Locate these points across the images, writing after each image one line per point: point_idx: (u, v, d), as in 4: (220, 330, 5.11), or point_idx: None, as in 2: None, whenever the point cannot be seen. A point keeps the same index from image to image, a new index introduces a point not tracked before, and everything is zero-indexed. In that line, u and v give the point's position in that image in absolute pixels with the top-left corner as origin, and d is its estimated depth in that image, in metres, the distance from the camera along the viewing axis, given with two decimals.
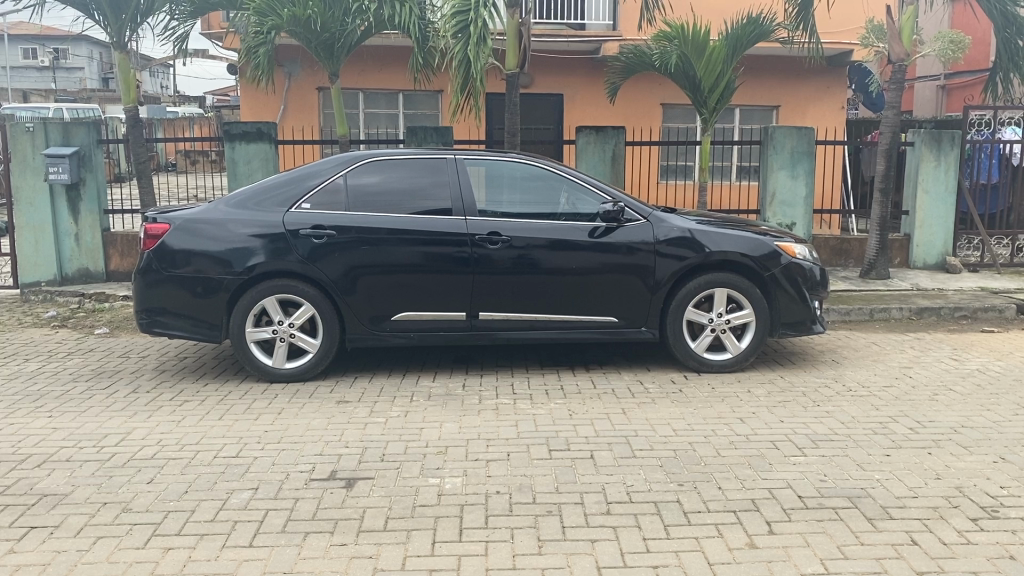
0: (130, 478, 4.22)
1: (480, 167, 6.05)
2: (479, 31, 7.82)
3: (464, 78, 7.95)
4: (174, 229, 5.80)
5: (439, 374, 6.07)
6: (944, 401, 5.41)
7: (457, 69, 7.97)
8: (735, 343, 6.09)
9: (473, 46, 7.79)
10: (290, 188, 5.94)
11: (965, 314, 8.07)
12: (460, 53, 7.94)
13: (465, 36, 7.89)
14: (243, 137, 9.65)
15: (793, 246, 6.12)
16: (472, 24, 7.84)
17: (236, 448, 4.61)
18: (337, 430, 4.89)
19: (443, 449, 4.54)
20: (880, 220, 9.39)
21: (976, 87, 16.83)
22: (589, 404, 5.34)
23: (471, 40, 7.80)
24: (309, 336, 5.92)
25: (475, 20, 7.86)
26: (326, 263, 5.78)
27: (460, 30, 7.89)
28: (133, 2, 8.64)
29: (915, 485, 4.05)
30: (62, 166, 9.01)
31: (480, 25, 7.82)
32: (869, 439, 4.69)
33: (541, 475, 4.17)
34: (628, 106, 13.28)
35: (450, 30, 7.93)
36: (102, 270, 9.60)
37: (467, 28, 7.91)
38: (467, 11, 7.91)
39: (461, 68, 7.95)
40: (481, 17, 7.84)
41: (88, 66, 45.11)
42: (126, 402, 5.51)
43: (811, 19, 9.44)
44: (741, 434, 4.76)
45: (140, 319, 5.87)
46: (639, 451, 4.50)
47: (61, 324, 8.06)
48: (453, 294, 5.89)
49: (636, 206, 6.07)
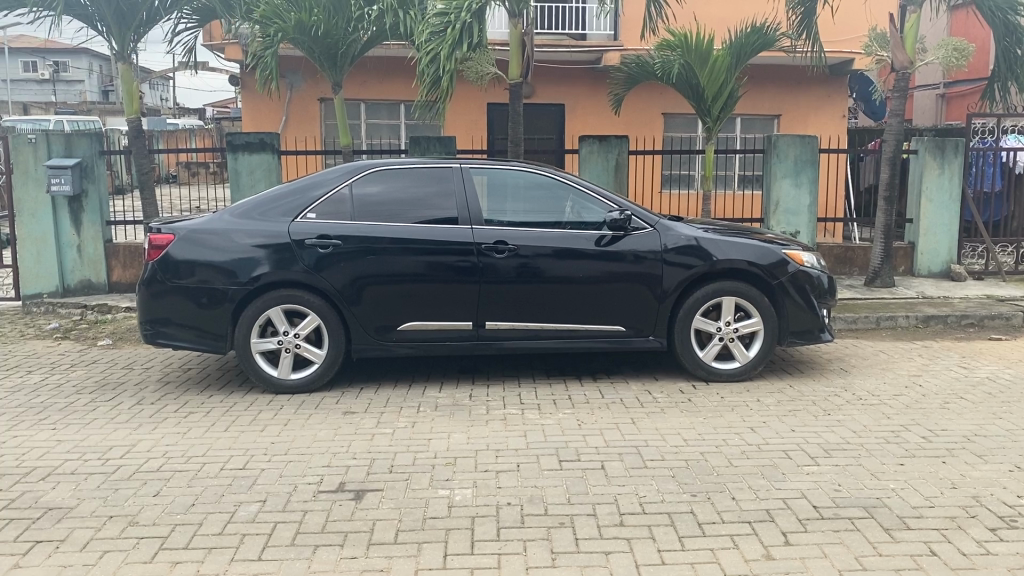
0: (136, 490, 4.17)
1: (483, 176, 6.03)
2: (457, 34, 7.67)
3: (433, 77, 7.83)
4: (178, 240, 5.77)
5: (446, 384, 6.02)
6: (955, 409, 5.36)
7: (427, 67, 7.84)
8: (743, 351, 6.06)
9: (446, 49, 7.66)
10: (294, 198, 5.91)
11: (971, 322, 8.02)
12: (433, 51, 7.79)
13: (443, 36, 7.75)
14: (245, 148, 9.62)
15: (800, 255, 6.09)
16: (452, 25, 7.70)
17: (242, 460, 4.57)
18: (344, 441, 4.84)
19: (451, 460, 4.48)
20: (884, 229, 9.32)
21: (975, 95, 16.87)
22: (597, 414, 5.29)
23: (445, 42, 7.66)
24: (314, 347, 5.87)
25: (455, 23, 7.72)
26: (331, 273, 5.75)
27: (439, 30, 7.77)
28: (137, 14, 8.62)
29: (931, 495, 4.00)
30: (64, 177, 8.99)
31: (459, 29, 7.66)
32: (883, 448, 4.64)
33: (551, 486, 4.12)
34: (631, 115, 13.26)
35: (431, 27, 7.82)
36: (104, 282, 9.56)
37: (447, 29, 7.78)
38: (450, 13, 7.78)
39: (431, 64, 7.80)
40: (461, 21, 7.69)
41: (87, 78, 45.17)
42: (130, 414, 5.46)
43: (815, 27, 9.46)
44: (752, 444, 4.71)
45: (144, 330, 5.82)
46: (650, 461, 4.45)
47: (63, 336, 8.01)
48: (458, 303, 5.86)
49: (642, 215, 6.03)
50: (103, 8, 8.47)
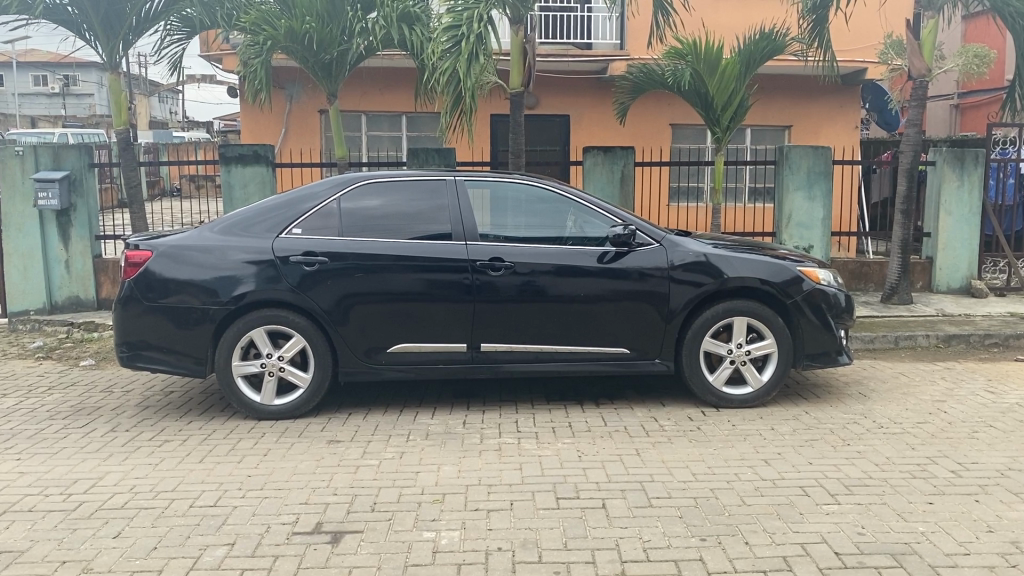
0: (95, 531, 3.83)
1: (483, 189, 5.71)
2: (472, 46, 7.37)
3: (455, 96, 7.56)
4: (157, 256, 5.45)
5: (439, 410, 5.67)
6: (985, 440, 4.98)
7: (447, 86, 7.56)
8: (756, 375, 5.70)
9: (462, 65, 7.36)
10: (281, 212, 5.59)
11: (996, 341, 7.64)
12: (449, 69, 7.49)
13: (456, 51, 7.45)
14: (238, 160, 9.33)
15: (816, 272, 5.74)
16: (464, 39, 7.39)
17: (215, 495, 4.23)
18: (325, 475, 4.48)
19: (439, 497, 4.14)
20: (901, 243, 8.95)
21: (993, 106, 16.44)
22: (600, 444, 4.93)
23: (460, 58, 7.36)
24: (299, 370, 5.54)
25: (467, 35, 7.42)
26: (318, 292, 5.42)
27: (451, 45, 7.46)
28: (126, 20, 8.33)
29: (965, 540, 3.63)
30: (51, 191, 8.71)
31: (473, 40, 7.37)
32: (908, 484, 4.26)
33: (547, 529, 3.76)
34: (639, 125, 12.97)
35: (441, 45, 7.49)
36: (93, 298, 9.25)
37: (459, 42, 7.46)
38: (460, 26, 7.47)
39: (450, 83, 7.52)
40: (473, 32, 7.39)
41: (97, 91, 45.30)
42: (101, 443, 5.13)
43: (827, 34, 9.16)
44: (767, 479, 4.34)
45: (121, 352, 5.49)
46: (656, 499, 4.09)
47: (45, 356, 7.70)
48: (452, 324, 5.52)
49: (648, 230, 5.69)
50: (90, 15, 8.21)
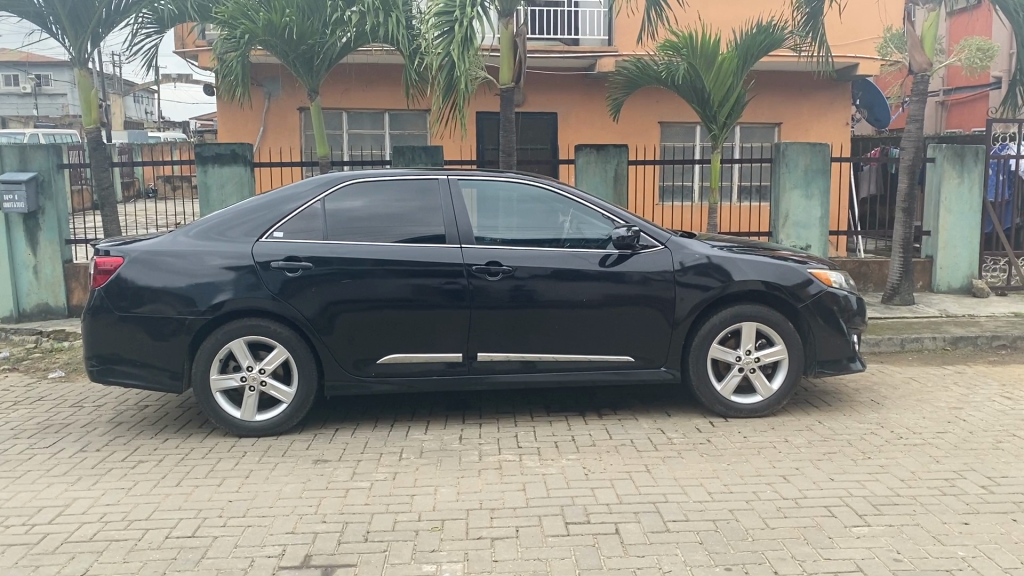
0: (58, 569, 3.47)
1: (473, 188, 5.38)
2: (465, 31, 7.03)
3: (447, 83, 7.20)
4: (129, 263, 5.08)
5: (432, 425, 5.34)
6: (1011, 450, 4.72)
7: (440, 73, 7.18)
8: (766, 383, 5.41)
9: (455, 48, 7.01)
10: (261, 214, 5.24)
11: (1003, 343, 7.42)
12: (442, 55, 7.15)
13: (447, 38, 7.11)
14: (216, 160, 8.93)
15: (826, 274, 5.48)
16: (456, 24, 7.05)
17: (193, 524, 3.88)
18: (312, 500, 4.14)
19: (438, 524, 3.81)
20: (903, 242, 8.70)
21: (983, 102, 16.31)
22: (606, 460, 4.62)
23: (453, 42, 7.01)
24: (282, 383, 5.18)
25: (460, 21, 7.08)
26: (301, 300, 5.07)
27: (443, 31, 7.12)
28: (94, 13, 7.90)
29: (1010, 566, 3.35)
30: (17, 193, 8.30)
31: (466, 25, 7.03)
32: (940, 503, 3.98)
33: (557, 559, 3.45)
34: (628, 123, 12.69)
35: (432, 29, 7.15)
36: (64, 305, 8.81)
37: (450, 29, 7.13)
38: (452, 11, 7.12)
39: (443, 70, 7.15)
40: (466, 17, 7.06)
41: (69, 92, 44.37)
42: (70, 465, 4.75)
43: (821, 28, 8.90)
44: (789, 498, 4.06)
45: (91, 366, 5.11)
46: (672, 523, 3.79)
47: (11, 368, 7.28)
48: (446, 332, 5.19)
49: (651, 231, 5.39)
50: (57, 8, 7.78)
